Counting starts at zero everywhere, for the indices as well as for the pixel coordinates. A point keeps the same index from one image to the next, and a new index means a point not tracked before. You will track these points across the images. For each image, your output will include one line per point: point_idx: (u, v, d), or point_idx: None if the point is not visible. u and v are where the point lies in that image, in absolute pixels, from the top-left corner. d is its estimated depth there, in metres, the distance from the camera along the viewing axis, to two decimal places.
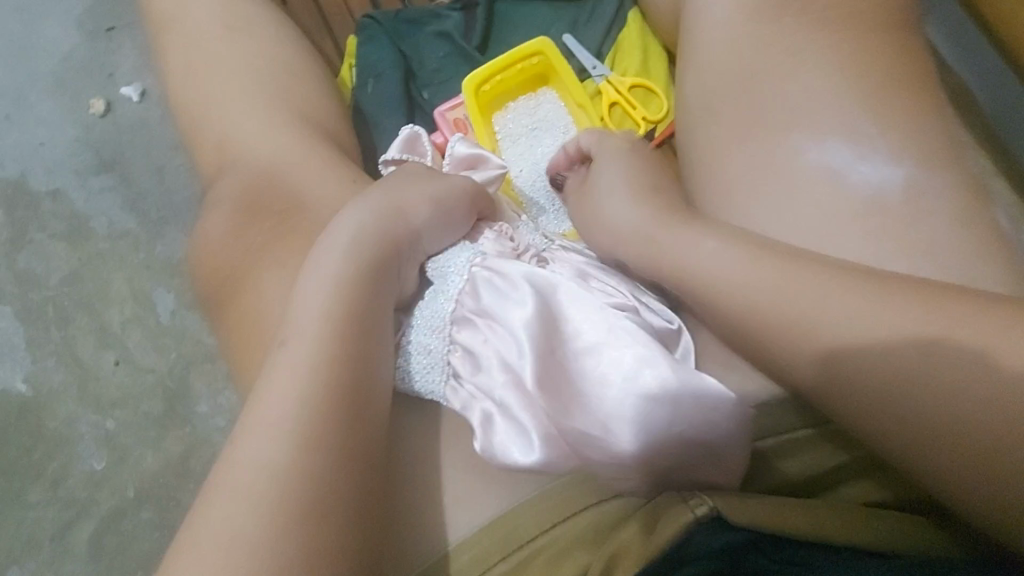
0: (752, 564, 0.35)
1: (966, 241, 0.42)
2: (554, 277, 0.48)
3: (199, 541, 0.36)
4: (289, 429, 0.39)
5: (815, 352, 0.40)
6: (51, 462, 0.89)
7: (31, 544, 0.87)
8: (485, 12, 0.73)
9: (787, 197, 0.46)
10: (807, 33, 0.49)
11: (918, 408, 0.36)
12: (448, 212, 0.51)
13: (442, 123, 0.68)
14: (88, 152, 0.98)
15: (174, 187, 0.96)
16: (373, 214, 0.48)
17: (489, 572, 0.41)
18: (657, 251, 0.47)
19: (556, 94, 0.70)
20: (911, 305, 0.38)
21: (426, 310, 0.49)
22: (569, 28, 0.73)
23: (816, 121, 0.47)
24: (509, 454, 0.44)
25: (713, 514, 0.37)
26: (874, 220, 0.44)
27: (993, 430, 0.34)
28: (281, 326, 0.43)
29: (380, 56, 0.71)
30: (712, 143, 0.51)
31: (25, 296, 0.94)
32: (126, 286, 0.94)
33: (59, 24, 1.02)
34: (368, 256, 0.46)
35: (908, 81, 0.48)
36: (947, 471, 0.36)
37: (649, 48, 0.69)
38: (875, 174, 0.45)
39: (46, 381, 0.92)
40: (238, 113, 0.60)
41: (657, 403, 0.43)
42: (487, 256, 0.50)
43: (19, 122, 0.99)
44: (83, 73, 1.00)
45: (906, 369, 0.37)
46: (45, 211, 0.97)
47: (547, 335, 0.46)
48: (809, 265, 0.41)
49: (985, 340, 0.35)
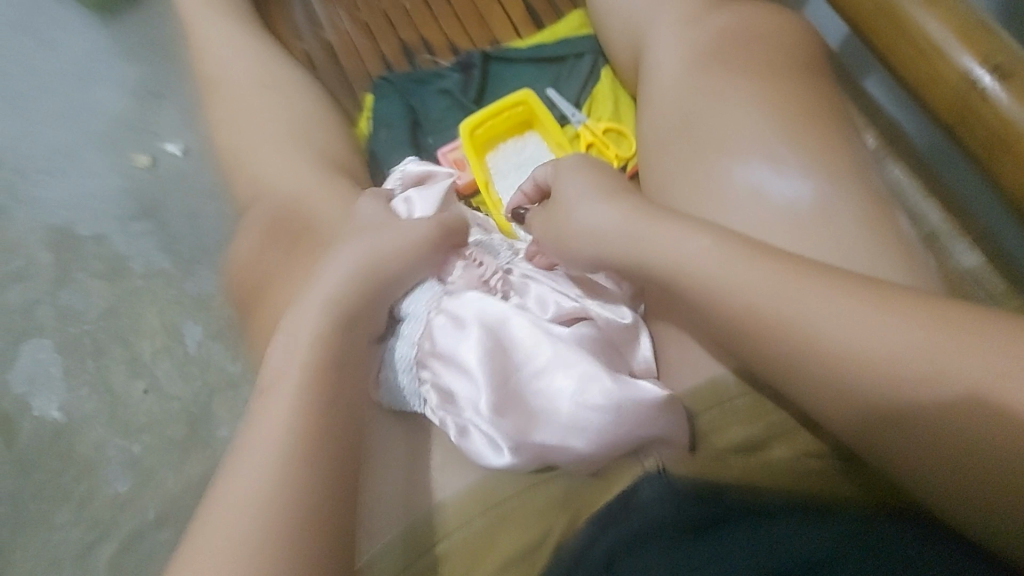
0: (694, 507, 0.45)
1: (870, 240, 0.50)
2: (501, 314, 0.57)
3: (213, 529, 0.43)
4: (289, 432, 0.46)
5: (808, 351, 0.45)
6: (79, 486, 0.96)
7: (52, 567, 0.90)
8: (481, 73, 0.83)
9: (727, 208, 0.54)
10: (744, 80, 0.58)
11: (836, 384, 0.43)
12: (422, 255, 0.59)
13: (444, 162, 0.78)
14: (132, 201, 1.09)
15: (204, 230, 1.04)
16: (348, 270, 0.55)
17: (470, 523, 0.50)
18: (649, 245, 0.53)
19: (540, 137, 0.79)
20: (820, 297, 0.45)
21: (396, 354, 0.57)
22: (551, 82, 0.83)
23: (744, 151, 0.55)
24: (487, 459, 0.52)
25: (659, 468, 0.47)
26: (793, 227, 0.52)
27: (891, 401, 0.42)
28: (273, 350, 0.51)
29: (392, 110, 0.81)
30: (665, 173, 0.59)
31: (64, 330, 1.02)
32: (157, 319, 1.03)
33: (113, 90, 1.14)
34: (345, 300, 0.53)
35: (827, 129, 0.56)
36: (866, 432, 0.43)
37: (620, 99, 0.80)
38: (790, 189, 0.53)
39: (79, 409, 0.99)
40: (266, 157, 0.69)
41: (601, 410, 0.51)
42: (441, 301, 0.58)
43: (71, 175, 1.10)
44: (133, 134, 1.12)
45: (824, 356, 0.44)
46: (90, 253, 1.06)
47: (500, 363, 0.55)
48: (739, 265, 0.48)
49: (877, 324, 0.43)
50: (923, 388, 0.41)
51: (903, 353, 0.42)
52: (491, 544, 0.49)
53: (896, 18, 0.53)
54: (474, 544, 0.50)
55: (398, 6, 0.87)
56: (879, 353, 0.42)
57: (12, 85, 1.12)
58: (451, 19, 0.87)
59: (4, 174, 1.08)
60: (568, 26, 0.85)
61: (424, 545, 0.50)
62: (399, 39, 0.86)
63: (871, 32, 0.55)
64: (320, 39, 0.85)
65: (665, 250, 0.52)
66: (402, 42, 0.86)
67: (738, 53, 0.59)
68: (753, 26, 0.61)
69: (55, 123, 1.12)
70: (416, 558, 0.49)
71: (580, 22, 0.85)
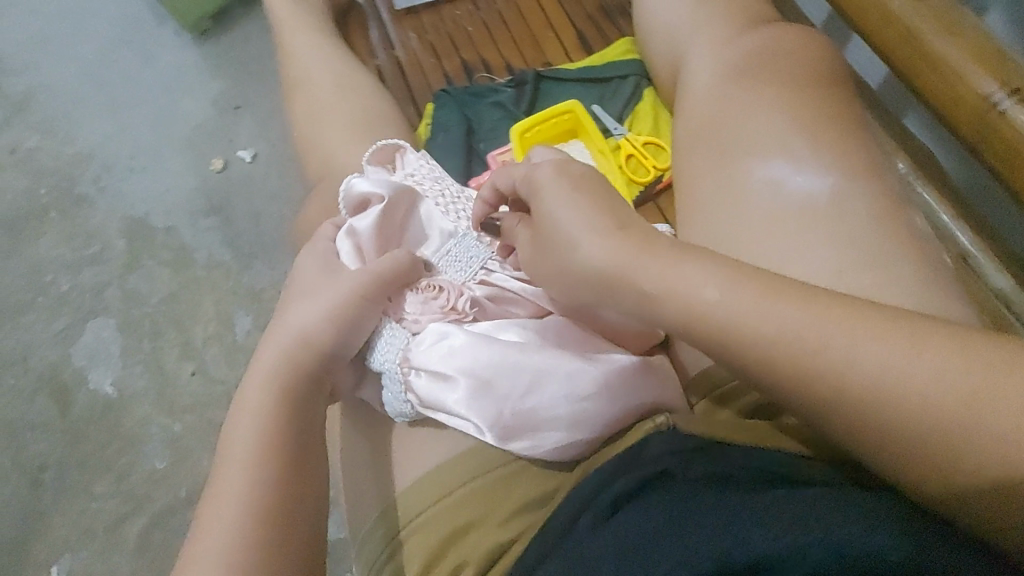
0: (701, 463, 0.43)
1: (888, 232, 0.47)
2: (472, 349, 0.50)
3: (203, 528, 0.43)
4: (260, 461, 0.45)
5: (853, 402, 0.36)
6: (121, 458, 0.99)
7: (86, 533, 0.94)
8: (532, 90, 0.76)
9: (750, 211, 0.51)
10: (799, 72, 0.54)
11: (854, 425, 0.37)
12: (373, 296, 0.52)
13: (492, 165, 0.72)
14: (201, 198, 1.14)
15: (266, 228, 1.12)
16: (281, 354, 0.49)
17: (457, 490, 0.49)
18: (652, 280, 0.41)
19: (585, 146, 0.74)
20: (827, 321, 0.37)
21: (391, 408, 0.53)
22: (596, 101, 0.76)
23: (766, 147, 0.52)
24: (523, 446, 0.48)
25: (670, 424, 0.46)
26: (807, 220, 0.48)
27: (914, 434, 0.35)
28: (224, 433, 0.48)
29: (449, 116, 0.75)
30: (694, 171, 0.55)
31: (127, 311, 1.08)
32: (213, 308, 1.08)
33: (197, 100, 1.20)
34: (280, 372, 0.49)
35: (873, 143, 0.52)
36: (890, 464, 0.37)
37: (660, 115, 0.74)
38: (808, 184, 0.49)
39: (130, 385, 1.03)
40: (334, 138, 0.68)
41: (594, 397, 0.48)
42: (408, 351, 0.52)
43: (150, 174, 1.16)
44: (208, 140, 1.18)
45: (840, 397, 0.36)
46: (158, 244, 1.12)
47: (487, 392, 0.49)
48: (736, 294, 0.39)
49: (893, 344, 0.36)
50: (954, 412, 0.34)
51: (925, 374, 0.35)
52: (487, 513, 0.48)
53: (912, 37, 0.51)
54: (460, 515, 0.48)
55: (462, 29, 0.82)
56: (900, 378, 0.35)
57: (110, 92, 1.21)
58: (513, 40, 0.81)
59: (95, 168, 1.17)
60: (615, 51, 0.78)
61: (410, 514, 0.49)
62: (460, 59, 0.81)
63: (885, 53, 0.54)
64: (390, 54, 0.82)
65: (661, 283, 0.41)
66: (463, 61, 0.81)
67: (805, 47, 0.56)
68: (782, 44, 0.56)
69: (142, 125, 1.19)
70: (394, 532, 0.49)
71: (626, 48, 0.78)
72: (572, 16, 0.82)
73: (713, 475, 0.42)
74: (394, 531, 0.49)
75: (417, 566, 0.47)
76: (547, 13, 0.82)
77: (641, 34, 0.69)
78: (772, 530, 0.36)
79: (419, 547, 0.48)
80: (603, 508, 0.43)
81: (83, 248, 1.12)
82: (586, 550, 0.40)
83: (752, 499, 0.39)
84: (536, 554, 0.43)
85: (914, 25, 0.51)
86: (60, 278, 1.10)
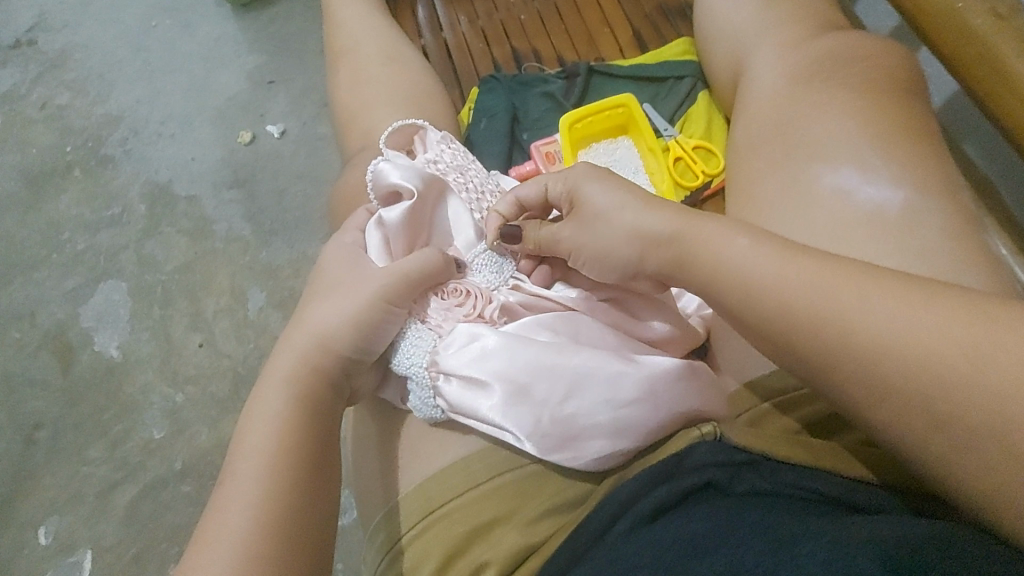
0: (747, 481, 0.41)
1: (960, 249, 0.44)
2: (500, 347, 0.47)
3: (207, 542, 0.40)
4: (273, 469, 0.42)
5: (846, 353, 0.36)
6: (117, 425, 0.93)
7: (74, 499, 0.89)
8: (584, 82, 0.75)
9: (811, 220, 0.48)
10: (863, 76, 0.53)
11: (847, 384, 0.36)
12: (405, 291, 0.49)
13: (535, 155, 0.70)
14: (226, 170, 1.10)
15: (290, 206, 1.06)
16: (301, 354, 0.46)
17: (476, 487, 0.46)
18: (691, 251, 0.44)
19: (632, 144, 0.74)
20: (847, 290, 0.37)
21: (420, 413, 0.49)
22: (648, 101, 0.75)
23: (832, 155, 0.50)
24: (566, 456, 0.45)
25: (717, 435, 0.44)
26: (873, 232, 0.46)
27: (907, 391, 0.34)
28: (235, 440, 0.44)
29: (495, 102, 0.73)
30: (756, 175, 0.54)
31: (141, 276, 1.03)
32: (227, 281, 1.02)
33: (233, 72, 1.17)
34: (298, 373, 0.46)
35: (946, 163, 0.49)
36: (889, 428, 0.35)
37: (713, 119, 0.72)
38: (876, 194, 0.47)
39: (135, 351, 0.98)
40: (379, 113, 0.66)
41: (638, 402, 0.45)
42: (437, 353, 0.49)
43: (178, 140, 1.13)
44: (240, 112, 1.14)
45: (837, 355, 0.36)
46: (179, 211, 1.07)
47: (524, 396, 0.46)
48: (761, 258, 0.41)
49: (900, 304, 0.35)
50: (946, 365, 0.33)
51: (956, 344, 0.33)
52: (511, 513, 0.45)
53: (993, 57, 0.48)
54: (478, 517, 0.45)
55: (515, 18, 0.81)
56: (904, 339, 0.35)
57: (148, 56, 1.19)
58: (566, 33, 0.80)
59: (123, 131, 1.14)
60: (672, 50, 0.76)
61: (431, 505, 0.46)
62: (511, 47, 0.80)
63: (963, 71, 0.50)
64: (438, 36, 0.80)
65: (688, 245, 0.44)
66: (513, 50, 0.79)
67: (868, 53, 0.54)
68: (854, 50, 0.54)
69: (176, 90, 1.16)
70: (396, 538, 0.47)
71: (685, 48, 0.76)
72: (628, 14, 0.81)
73: (762, 493, 0.41)
74: (412, 522, 0.46)
75: (434, 561, 0.44)
76: (604, 9, 0.81)
77: (701, 34, 0.68)
78: (819, 550, 0.34)
79: (433, 545, 0.45)
80: (642, 515, 0.41)
81: (103, 209, 1.08)
82: (620, 557, 0.38)
83: (800, 521, 0.37)
84: (567, 558, 0.41)
85: (994, 45, 0.48)
86: (77, 236, 1.06)
